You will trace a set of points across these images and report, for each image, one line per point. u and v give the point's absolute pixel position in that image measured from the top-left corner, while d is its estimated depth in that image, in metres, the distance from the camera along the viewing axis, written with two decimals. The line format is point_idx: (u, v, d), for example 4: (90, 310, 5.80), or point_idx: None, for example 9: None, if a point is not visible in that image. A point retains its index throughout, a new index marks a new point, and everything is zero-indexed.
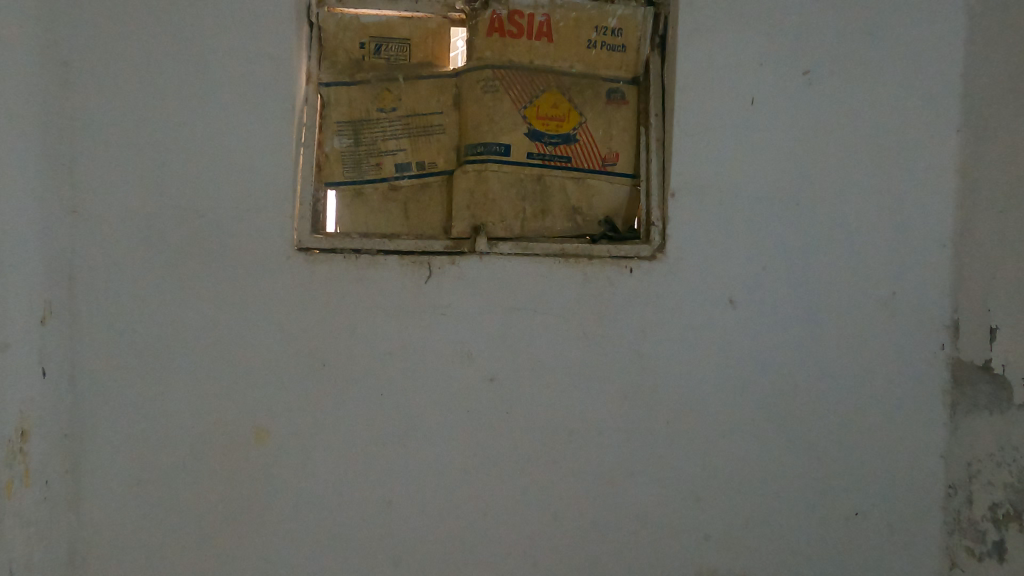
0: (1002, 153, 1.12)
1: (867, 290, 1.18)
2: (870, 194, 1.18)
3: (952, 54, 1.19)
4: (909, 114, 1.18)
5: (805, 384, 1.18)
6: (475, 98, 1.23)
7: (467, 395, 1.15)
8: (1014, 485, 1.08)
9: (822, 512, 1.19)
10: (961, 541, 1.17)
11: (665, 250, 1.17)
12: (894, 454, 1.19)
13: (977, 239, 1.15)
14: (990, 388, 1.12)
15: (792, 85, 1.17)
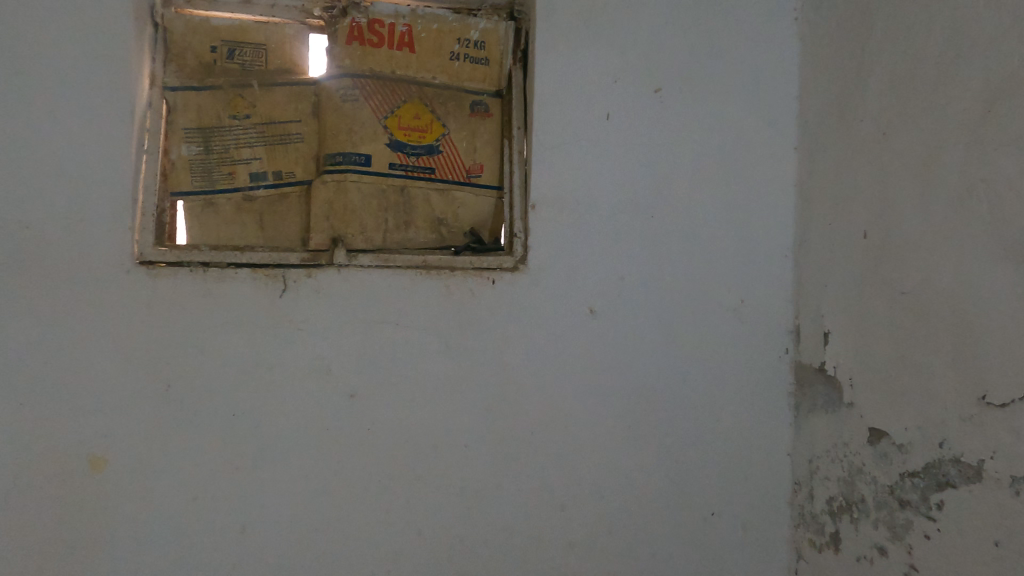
0: (829, 166, 1.18)
1: (717, 298, 1.24)
2: (719, 207, 1.24)
3: (789, 77, 1.27)
4: (751, 132, 1.26)
5: (661, 390, 1.22)
6: (335, 107, 1.20)
7: (325, 412, 1.12)
8: (843, 479, 1.13)
9: (680, 514, 1.23)
10: (805, 534, 1.23)
11: (527, 261, 1.19)
12: (745, 454, 1.25)
13: (811, 249, 1.22)
14: (825, 389, 1.18)
15: (644, 102, 1.22)
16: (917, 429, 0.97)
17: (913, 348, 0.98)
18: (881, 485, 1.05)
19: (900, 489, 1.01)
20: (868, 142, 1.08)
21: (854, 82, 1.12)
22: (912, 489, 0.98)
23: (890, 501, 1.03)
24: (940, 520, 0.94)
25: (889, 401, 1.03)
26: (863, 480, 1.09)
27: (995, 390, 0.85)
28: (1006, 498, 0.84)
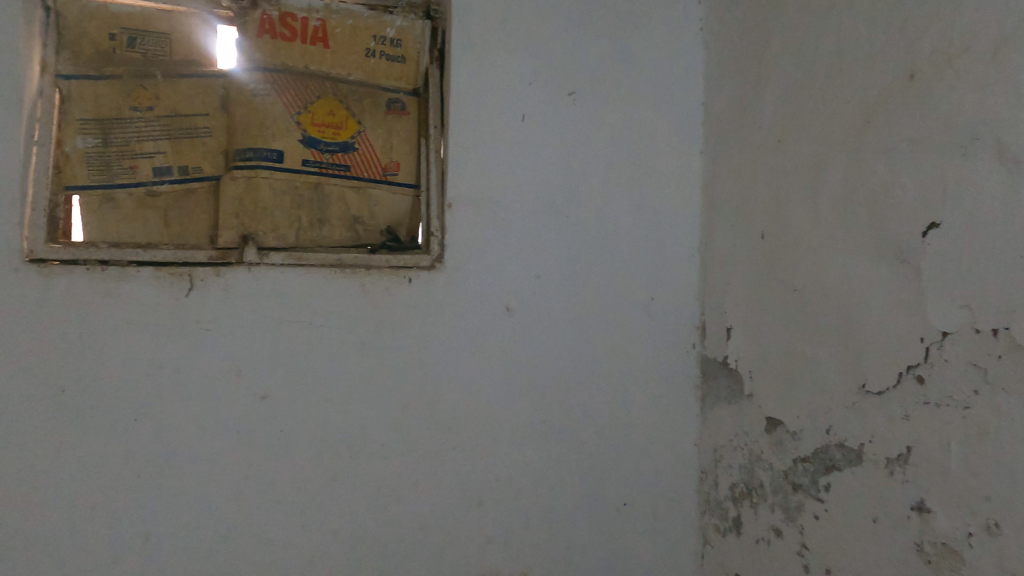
0: (731, 170, 1.24)
1: (629, 295, 1.29)
2: (631, 208, 1.29)
3: (695, 85, 1.33)
4: (660, 136, 1.31)
5: (576, 386, 1.25)
6: (244, 101, 1.17)
7: (235, 415, 1.09)
8: (744, 466, 1.20)
9: (594, 505, 1.27)
10: (710, 520, 1.29)
11: (443, 260, 1.19)
12: (655, 446, 1.31)
13: (715, 248, 1.28)
14: (728, 381, 1.25)
15: (557, 104, 1.25)
16: (807, 417, 1.04)
17: (804, 341, 1.05)
18: (777, 470, 1.11)
19: (793, 473, 1.08)
20: (765, 147, 1.15)
21: (752, 91, 1.19)
22: (803, 473, 1.05)
23: (784, 485, 1.10)
24: (826, 500, 1.01)
25: (784, 391, 1.09)
26: (761, 466, 1.15)
27: (873, 379, 0.92)
28: (883, 477, 0.91)
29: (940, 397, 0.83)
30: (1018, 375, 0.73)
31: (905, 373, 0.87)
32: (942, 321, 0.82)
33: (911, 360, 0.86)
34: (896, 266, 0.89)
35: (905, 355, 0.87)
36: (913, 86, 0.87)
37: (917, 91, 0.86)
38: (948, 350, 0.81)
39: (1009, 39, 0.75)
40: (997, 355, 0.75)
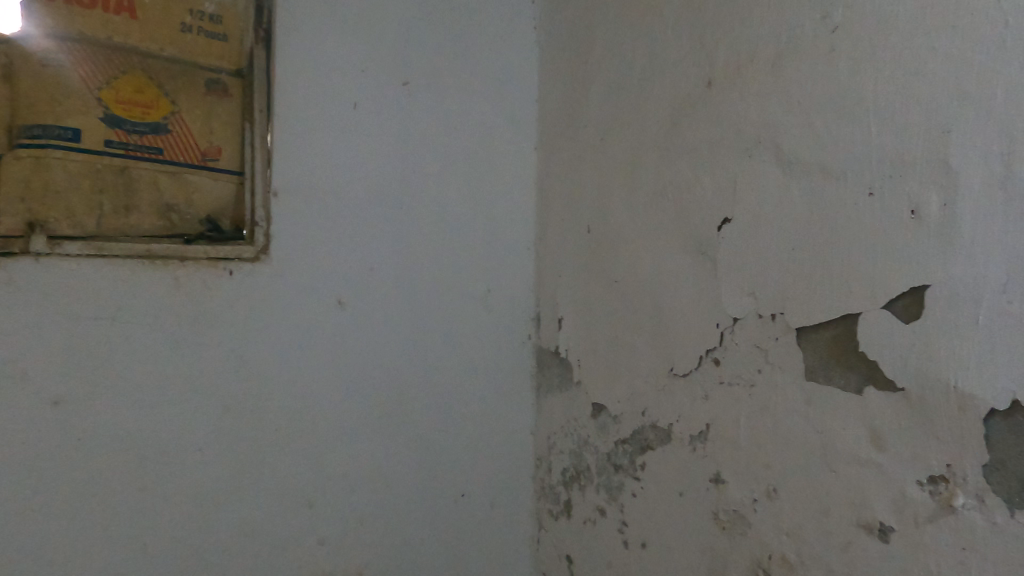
0: (561, 166, 1.29)
1: (466, 288, 1.30)
2: (465, 202, 1.30)
3: (529, 84, 1.38)
4: (496, 132, 1.34)
5: (413, 379, 1.25)
6: (26, 68, 0.97)
7: (15, 426, 0.93)
8: (573, 451, 1.25)
9: (432, 498, 1.27)
10: (545, 505, 1.34)
11: (269, 251, 1.12)
12: (493, 435, 1.34)
13: (548, 242, 1.33)
14: (559, 370, 1.29)
15: (392, 94, 1.23)
16: (626, 401, 1.10)
17: (623, 329, 1.11)
18: (601, 453, 1.17)
19: (614, 455, 1.14)
20: (590, 144, 1.20)
21: (578, 90, 1.24)
22: (623, 455, 1.12)
23: (608, 467, 1.16)
24: (642, 478, 1.08)
25: (606, 377, 1.15)
26: (588, 450, 1.21)
27: (679, 362, 0.99)
28: (687, 454, 0.98)
29: (733, 377, 0.91)
30: (792, 354, 0.82)
31: (704, 356, 0.95)
32: (733, 309, 0.90)
33: (709, 344, 0.94)
34: (697, 258, 0.96)
35: (704, 340, 0.95)
36: (711, 92, 0.94)
37: (713, 97, 0.94)
38: (738, 334, 0.90)
39: (784, 55, 0.83)
40: (775, 337, 0.85)
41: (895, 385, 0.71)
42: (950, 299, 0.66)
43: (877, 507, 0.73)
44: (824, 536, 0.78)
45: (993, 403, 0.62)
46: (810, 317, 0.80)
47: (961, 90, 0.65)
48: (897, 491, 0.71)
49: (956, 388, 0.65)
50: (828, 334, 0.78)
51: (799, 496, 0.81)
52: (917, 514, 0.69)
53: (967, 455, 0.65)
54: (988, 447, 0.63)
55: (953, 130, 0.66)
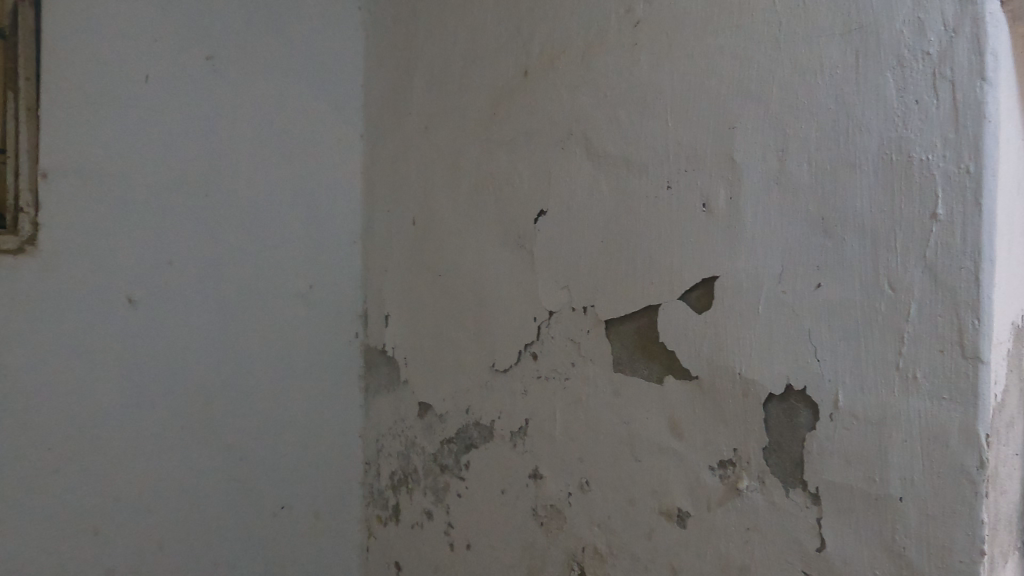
0: (386, 155, 1.23)
1: (284, 284, 1.21)
2: (282, 191, 1.21)
3: (354, 67, 1.30)
4: (317, 117, 1.25)
5: (222, 385, 1.14)
6: None
7: None
8: (401, 453, 1.20)
9: (245, 514, 1.17)
10: (373, 511, 1.28)
11: (37, 241, 0.97)
12: (316, 441, 1.25)
13: (374, 235, 1.27)
14: (387, 370, 1.23)
15: (193, 68, 1.11)
16: (451, 399, 1.07)
17: (447, 326, 1.07)
18: (427, 454, 1.13)
19: (440, 455, 1.10)
20: (414, 133, 1.15)
21: (403, 76, 1.19)
22: (448, 455, 1.08)
23: (434, 468, 1.11)
24: (467, 478, 1.05)
25: (431, 375, 1.11)
26: (414, 452, 1.16)
27: (500, 358, 0.97)
28: (508, 450, 0.97)
29: (549, 371, 0.90)
30: (602, 346, 0.83)
31: (523, 351, 0.94)
32: (549, 302, 0.90)
33: (527, 338, 0.93)
34: (515, 251, 0.94)
35: (522, 335, 0.94)
36: (526, 82, 0.93)
37: (529, 87, 0.92)
38: (553, 328, 0.89)
39: (592, 47, 0.83)
40: (587, 330, 0.85)
41: (690, 374, 0.73)
42: (736, 289, 0.68)
43: (675, 494, 0.75)
44: (630, 525, 0.79)
45: (771, 388, 0.65)
46: (617, 309, 0.80)
47: (744, 88, 0.68)
48: (692, 477, 0.73)
49: (740, 375, 0.68)
50: (633, 326, 0.79)
51: (609, 487, 0.82)
52: (709, 498, 0.71)
53: (751, 439, 0.67)
54: (767, 431, 0.66)
55: (738, 126, 0.68)
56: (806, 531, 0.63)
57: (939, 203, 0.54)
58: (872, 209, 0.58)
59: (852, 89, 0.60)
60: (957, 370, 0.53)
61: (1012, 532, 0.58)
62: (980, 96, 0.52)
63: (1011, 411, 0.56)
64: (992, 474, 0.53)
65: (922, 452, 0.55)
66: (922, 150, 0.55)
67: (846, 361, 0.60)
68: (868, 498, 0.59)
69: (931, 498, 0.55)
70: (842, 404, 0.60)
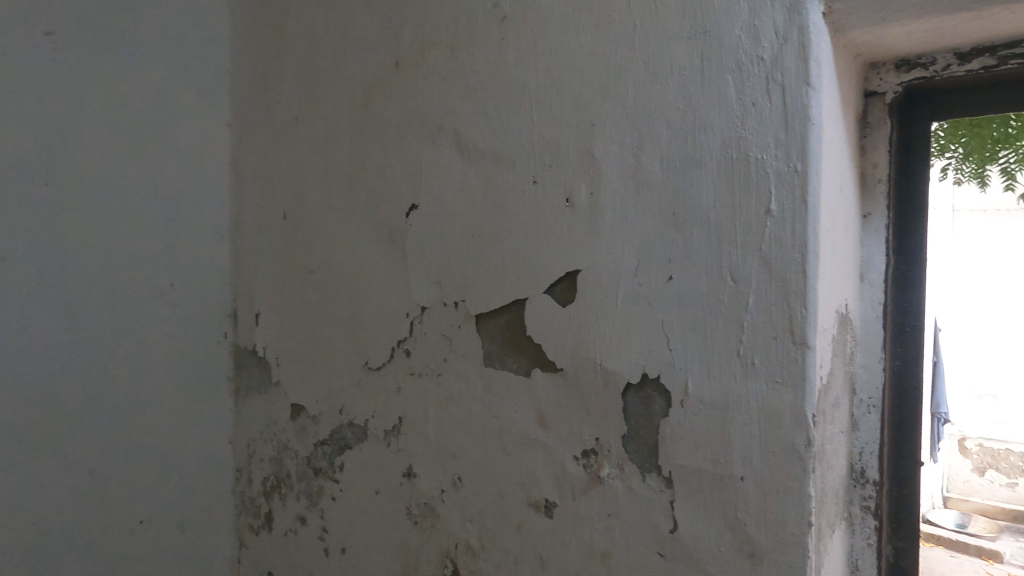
0: (256, 145, 1.17)
1: (142, 282, 1.12)
2: (138, 182, 1.11)
3: (220, 50, 1.22)
4: (179, 102, 1.17)
5: (69, 393, 1.03)
6: None
7: None
8: (273, 458, 1.14)
9: (98, 532, 1.07)
10: (245, 520, 1.22)
11: None
12: (179, 449, 1.17)
13: (244, 229, 1.20)
14: (258, 371, 1.17)
15: (29, 40, 0.98)
16: (324, 399, 1.03)
17: (320, 323, 1.04)
18: (300, 458, 1.09)
19: (313, 458, 1.06)
20: (285, 123, 1.10)
21: (273, 62, 1.13)
22: (322, 457, 1.04)
23: (307, 471, 1.07)
24: (341, 480, 1.01)
25: (303, 375, 1.07)
26: (287, 456, 1.11)
27: (373, 355, 0.95)
28: (382, 450, 0.94)
29: (422, 368, 0.89)
30: (473, 340, 0.83)
31: (396, 347, 0.92)
32: (421, 297, 0.88)
33: (400, 335, 0.91)
34: (388, 246, 0.92)
35: (396, 331, 0.92)
36: (398, 74, 0.91)
37: (400, 78, 0.90)
38: (426, 323, 0.88)
39: (462, 40, 0.83)
40: (458, 325, 0.84)
41: (556, 366, 0.74)
42: (597, 282, 0.70)
43: (543, 485, 0.76)
44: (501, 518, 0.80)
45: (628, 377, 0.68)
46: (486, 304, 0.80)
47: (604, 86, 0.69)
48: (559, 467, 0.74)
49: (602, 366, 0.70)
50: (503, 320, 0.79)
51: (480, 483, 0.82)
52: (574, 487, 0.73)
53: (611, 427, 0.69)
54: (626, 418, 0.68)
55: (598, 123, 0.70)
56: (661, 513, 0.66)
57: (772, 200, 0.58)
58: (716, 205, 0.62)
59: (698, 90, 0.62)
60: (789, 356, 0.57)
61: (838, 503, 0.63)
62: (806, 100, 0.56)
63: (835, 392, 0.61)
64: (818, 450, 0.58)
65: (760, 433, 0.59)
66: (758, 150, 0.59)
67: (694, 350, 0.63)
68: (714, 479, 0.62)
69: (768, 476, 0.59)
70: (691, 391, 0.63)
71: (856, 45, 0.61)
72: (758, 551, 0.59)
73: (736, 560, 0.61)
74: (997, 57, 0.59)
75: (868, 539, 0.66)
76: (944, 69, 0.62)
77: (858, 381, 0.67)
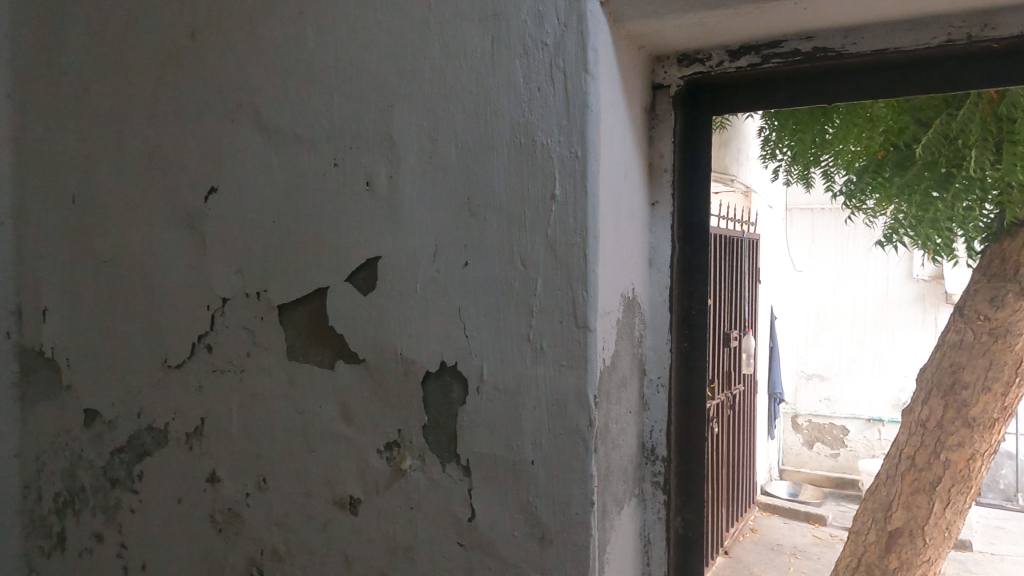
0: (40, 118, 1.03)
1: None
2: None
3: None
4: None
5: None
6: None
7: None
8: (66, 470, 1.02)
9: None
10: (35, 543, 1.08)
11: None
12: None
13: (27, 214, 1.06)
14: (48, 374, 1.04)
15: None
16: (121, 402, 0.94)
17: (114, 319, 0.94)
18: (95, 469, 0.98)
19: (111, 467, 0.96)
20: (72, 95, 0.98)
21: (59, 26, 1.00)
22: (119, 466, 0.94)
23: (104, 483, 0.97)
24: (140, 490, 0.92)
25: (97, 377, 0.96)
26: (81, 467, 1.00)
27: (172, 352, 0.87)
28: (184, 454, 0.87)
29: (224, 364, 0.83)
30: (276, 333, 0.78)
31: (197, 344, 0.85)
32: (222, 288, 0.82)
33: (201, 330, 0.84)
34: (185, 234, 0.85)
35: (195, 325, 0.85)
36: (195, 46, 0.83)
37: (197, 51, 0.83)
38: (227, 317, 0.82)
39: (261, 12, 0.77)
40: (260, 317, 0.79)
41: (358, 358, 0.71)
42: (396, 270, 0.68)
43: (347, 482, 0.72)
44: (306, 519, 0.76)
45: (427, 366, 0.66)
46: (289, 293, 0.76)
47: (400, 66, 0.67)
48: (362, 462, 0.71)
49: (402, 356, 0.68)
50: (305, 311, 0.75)
51: (285, 483, 0.77)
52: (377, 482, 0.70)
53: (411, 418, 0.68)
54: (426, 408, 0.67)
55: (395, 105, 0.67)
56: (460, 502, 0.65)
57: (556, 185, 0.59)
58: (506, 190, 0.61)
59: (489, 74, 0.62)
60: (573, 339, 0.58)
61: (625, 481, 0.65)
62: (585, 87, 0.57)
63: (621, 373, 0.63)
64: (601, 430, 0.59)
65: (548, 417, 0.60)
66: (543, 135, 0.59)
67: (488, 336, 0.63)
68: (507, 465, 0.62)
69: (555, 459, 0.59)
70: (486, 377, 0.63)
71: (637, 38, 0.63)
72: (547, 534, 0.60)
73: (528, 544, 0.61)
74: (760, 56, 0.63)
75: (659, 513, 0.69)
76: (718, 65, 0.65)
77: (647, 363, 0.69)
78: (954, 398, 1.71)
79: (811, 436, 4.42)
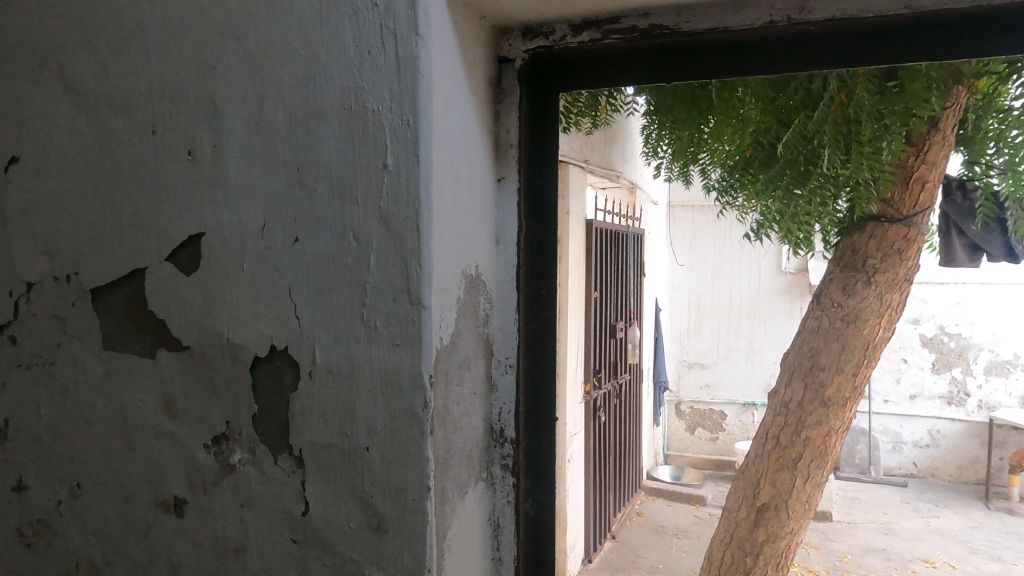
0: None
1: None
2: None
3: None
4: None
5: None
6: None
7: None
8: None
9: None
10: None
11: None
12: None
13: None
14: None
15: None
16: None
17: None
18: None
19: None
20: None
21: None
22: None
23: None
24: None
25: None
26: None
27: None
28: None
29: (31, 358, 0.73)
30: (90, 321, 0.70)
31: None
32: (27, 272, 0.72)
33: (2, 320, 0.74)
34: None
35: None
36: None
37: None
38: (33, 304, 0.72)
39: None
40: (71, 304, 0.70)
41: (181, 345, 0.65)
42: (221, 247, 0.62)
43: (171, 482, 0.66)
44: (127, 525, 0.68)
45: (256, 351, 0.61)
46: (104, 276, 0.68)
47: (222, 25, 0.61)
48: (189, 459, 0.65)
49: (229, 341, 0.62)
50: (123, 295, 0.68)
51: (103, 487, 0.70)
52: (204, 480, 0.64)
53: (241, 408, 0.62)
54: (256, 397, 0.62)
55: (218, 67, 0.61)
56: (293, 496, 0.60)
57: (389, 155, 0.55)
58: (337, 159, 0.57)
59: (318, 34, 0.58)
60: (406, 317, 0.55)
61: (470, 464, 0.63)
62: (415, 50, 0.54)
63: (462, 353, 0.61)
64: (438, 412, 0.57)
65: (383, 400, 0.57)
66: (375, 101, 0.56)
67: (320, 317, 0.58)
68: (341, 453, 0.58)
69: (390, 443, 0.56)
70: (318, 360, 0.59)
71: (477, 5, 0.61)
72: (384, 523, 0.57)
73: (363, 536, 0.58)
74: (601, 31, 0.63)
75: (508, 497, 0.68)
76: (561, 39, 0.64)
77: (495, 343, 0.67)
78: (813, 378, 1.84)
79: (692, 421, 4.66)
